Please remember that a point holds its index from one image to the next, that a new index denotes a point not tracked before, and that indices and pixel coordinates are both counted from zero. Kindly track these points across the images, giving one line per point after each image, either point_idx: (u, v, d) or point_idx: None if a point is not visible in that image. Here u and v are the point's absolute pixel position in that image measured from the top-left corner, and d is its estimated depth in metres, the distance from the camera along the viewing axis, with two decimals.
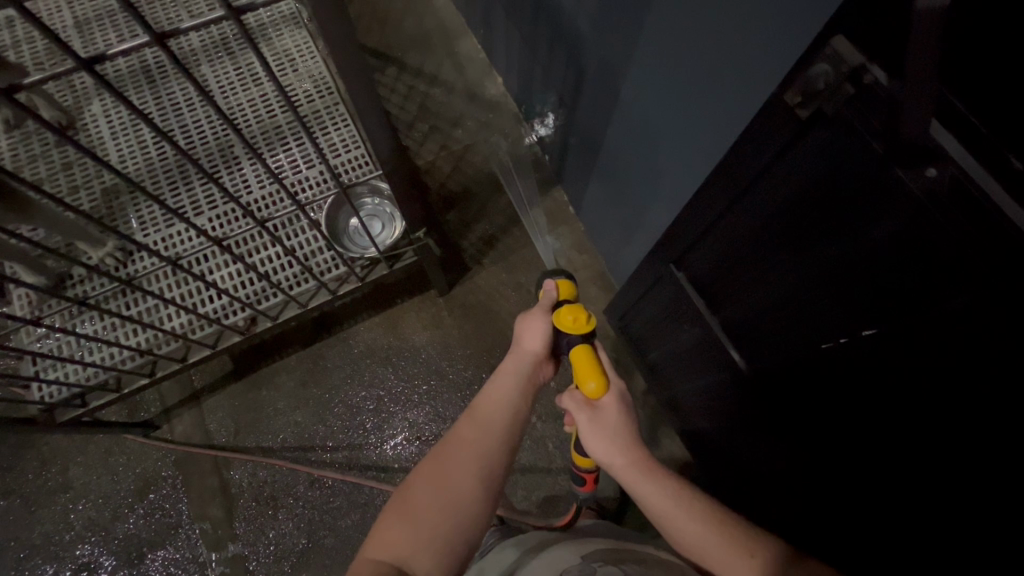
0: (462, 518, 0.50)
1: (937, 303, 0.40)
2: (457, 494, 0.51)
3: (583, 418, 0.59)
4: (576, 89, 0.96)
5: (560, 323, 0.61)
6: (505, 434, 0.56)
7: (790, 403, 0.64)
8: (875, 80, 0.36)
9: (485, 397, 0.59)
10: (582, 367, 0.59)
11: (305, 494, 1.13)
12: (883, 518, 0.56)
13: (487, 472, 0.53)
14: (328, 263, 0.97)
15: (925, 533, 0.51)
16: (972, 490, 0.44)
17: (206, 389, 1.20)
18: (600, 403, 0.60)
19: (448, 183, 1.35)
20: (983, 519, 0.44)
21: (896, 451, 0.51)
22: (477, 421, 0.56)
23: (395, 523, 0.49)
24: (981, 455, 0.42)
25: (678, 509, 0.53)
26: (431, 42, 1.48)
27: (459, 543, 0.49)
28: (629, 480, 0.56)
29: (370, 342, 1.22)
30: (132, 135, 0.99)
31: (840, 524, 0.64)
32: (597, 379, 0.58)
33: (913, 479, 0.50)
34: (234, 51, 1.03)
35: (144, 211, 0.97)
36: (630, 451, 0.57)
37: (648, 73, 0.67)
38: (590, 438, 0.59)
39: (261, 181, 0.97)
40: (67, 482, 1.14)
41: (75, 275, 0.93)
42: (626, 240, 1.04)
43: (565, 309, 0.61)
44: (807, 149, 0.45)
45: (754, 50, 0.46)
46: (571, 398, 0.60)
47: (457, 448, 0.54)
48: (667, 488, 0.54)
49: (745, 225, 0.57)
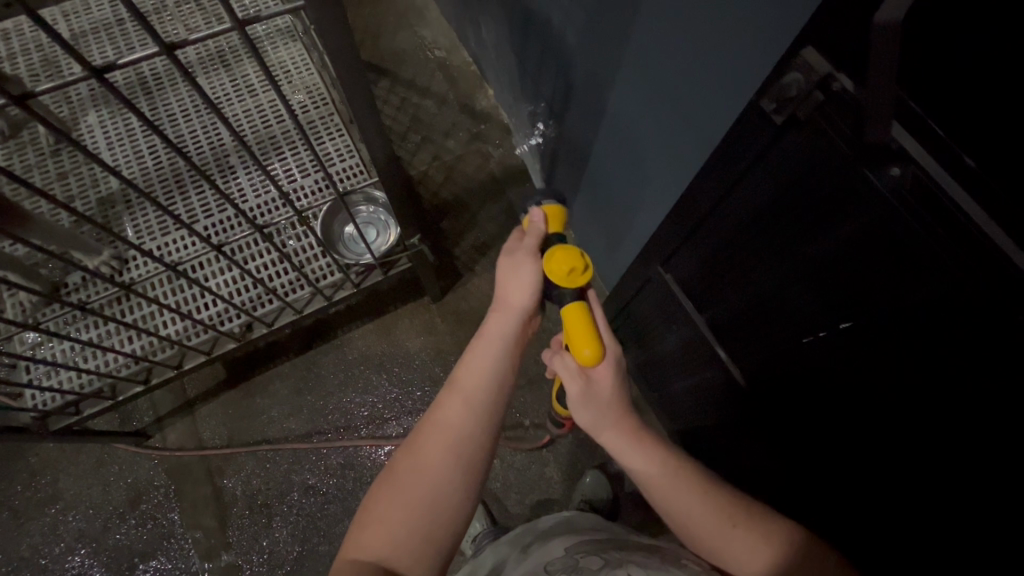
0: (446, 506, 0.52)
1: (906, 294, 0.43)
2: (440, 483, 0.53)
3: (575, 386, 0.59)
4: (564, 99, 0.99)
5: (552, 272, 0.58)
6: (490, 414, 0.57)
7: (776, 393, 0.67)
8: (843, 87, 0.39)
9: (465, 370, 0.59)
10: (577, 330, 0.58)
11: (299, 502, 1.13)
12: (866, 491, 0.58)
13: (467, 453, 0.54)
14: (324, 270, 0.99)
15: (907, 503, 0.53)
16: (948, 461, 0.46)
17: (198, 398, 1.20)
18: (594, 373, 0.59)
19: (441, 192, 1.38)
20: (961, 490, 0.46)
21: (873, 427, 0.53)
22: (460, 397, 0.57)
23: (380, 517, 0.52)
24: (957, 426, 0.44)
25: (666, 481, 0.55)
26: (423, 56, 1.51)
27: (446, 532, 0.52)
28: (618, 450, 0.58)
29: (365, 348, 1.23)
30: (128, 144, 1.01)
31: (826, 506, 0.66)
32: (592, 346, 0.57)
33: (890, 451, 0.52)
34: (230, 63, 1.05)
35: (139, 218, 0.98)
36: (617, 423, 0.58)
37: (632, 83, 0.70)
38: (580, 406, 0.60)
39: (257, 188, 0.99)
40: (57, 493, 1.13)
41: (71, 282, 0.94)
42: (614, 245, 1.06)
43: (559, 256, 0.58)
44: (782, 153, 0.48)
45: (730, 66, 0.49)
46: (562, 363, 0.59)
47: (440, 432, 0.55)
48: (654, 458, 0.56)
49: (727, 227, 0.60)
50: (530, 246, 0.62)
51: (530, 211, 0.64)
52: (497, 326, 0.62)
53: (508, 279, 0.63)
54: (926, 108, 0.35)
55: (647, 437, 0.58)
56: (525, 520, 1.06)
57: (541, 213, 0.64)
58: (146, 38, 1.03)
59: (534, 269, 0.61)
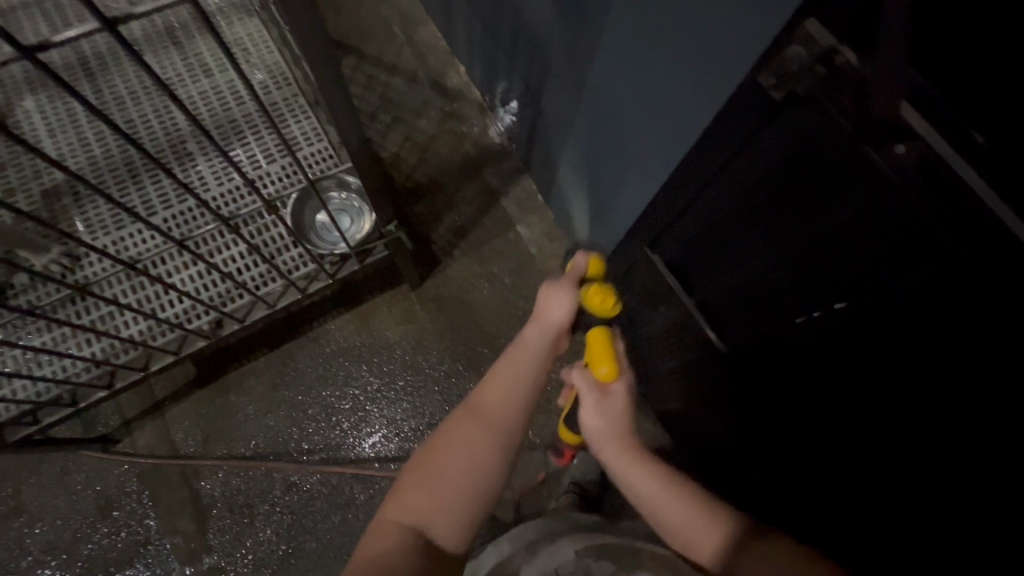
0: (482, 484, 0.55)
1: (904, 272, 0.43)
2: (484, 458, 0.56)
3: (591, 398, 0.68)
4: (542, 76, 0.95)
5: (591, 304, 0.73)
6: (526, 405, 0.62)
7: (769, 375, 0.68)
8: (846, 61, 0.38)
9: (509, 366, 0.65)
10: (597, 350, 0.70)
11: (282, 499, 1.10)
12: (855, 488, 0.63)
13: (506, 433, 0.59)
14: (297, 261, 0.94)
15: (892, 493, 0.57)
16: (944, 444, 0.47)
17: (168, 398, 1.15)
18: (609, 390, 0.68)
19: (415, 175, 1.33)
20: (953, 470, 0.48)
21: (859, 429, 0.57)
22: (504, 387, 0.62)
23: (418, 490, 0.54)
24: (952, 425, 0.46)
25: (667, 494, 0.58)
26: (389, 31, 1.44)
27: (476, 507, 0.54)
28: (620, 466, 0.62)
29: (343, 340, 1.19)
30: (71, 131, 0.93)
31: (817, 496, 0.70)
32: (608, 365, 0.69)
33: (869, 437, 0.57)
34: (181, 40, 0.97)
35: (90, 212, 0.91)
36: (624, 441, 0.63)
37: (616, 58, 0.67)
38: (592, 419, 0.66)
39: (218, 176, 0.93)
40: (20, 505, 1.07)
41: (17, 283, 0.87)
42: (595, 227, 1.05)
43: (597, 292, 0.74)
44: (778, 130, 0.46)
45: None
46: (582, 377, 0.69)
47: (484, 412, 0.60)
48: (656, 471, 0.60)
49: (718, 206, 0.59)
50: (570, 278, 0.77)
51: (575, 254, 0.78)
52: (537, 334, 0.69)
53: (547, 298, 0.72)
54: (935, 84, 0.34)
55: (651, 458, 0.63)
56: (514, 505, 1.06)
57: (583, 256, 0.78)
58: (84, 13, 0.94)
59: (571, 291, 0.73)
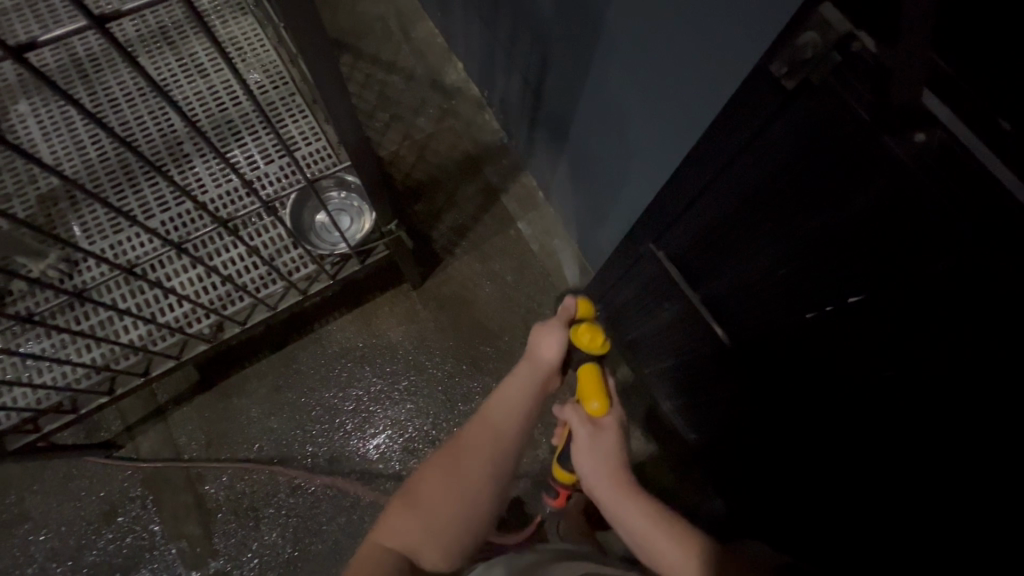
0: (473, 511, 0.58)
1: (921, 266, 0.41)
2: (473, 486, 0.60)
3: (584, 432, 0.70)
4: (542, 70, 0.94)
5: (577, 340, 0.72)
6: (518, 431, 0.66)
7: (773, 374, 0.67)
8: (863, 47, 0.37)
9: (503, 394, 0.68)
10: (587, 385, 0.72)
11: (287, 502, 1.09)
12: (852, 493, 0.62)
13: (500, 460, 0.63)
14: (297, 262, 0.93)
15: (887, 501, 0.56)
16: (944, 439, 0.47)
17: (171, 403, 1.14)
18: (601, 426, 0.71)
19: (415, 173, 1.32)
20: (950, 466, 0.47)
21: (881, 439, 0.54)
22: (497, 415, 0.66)
23: (410, 516, 0.56)
24: (963, 435, 0.45)
25: (654, 526, 0.59)
26: (386, 28, 1.42)
27: (467, 532, 0.57)
28: (609, 504, 0.64)
29: (345, 341, 1.19)
30: (65, 134, 0.92)
31: (813, 503, 0.68)
32: (599, 400, 0.71)
33: (880, 450, 0.55)
34: (175, 39, 0.96)
35: (87, 216, 0.90)
36: (614, 478, 0.66)
37: (620, 52, 0.66)
38: (583, 452, 0.69)
39: (216, 178, 0.92)
40: (24, 513, 1.06)
41: (15, 290, 0.86)
42: (598, 222, 1.04)
43: (584, 328, 0.73)
44: (789, 122, 0.46)
45: (731, 31, 0.46)
46: (574, 411, 0.72)
47: (477, 440, 0.63)
48: (643, 509, 0.62)
49: (726, 197, 0.58)
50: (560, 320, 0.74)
51: (564, 299, 0.77)
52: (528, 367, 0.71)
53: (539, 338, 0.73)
54: (957, 68, 0.34)
55: (642, 493, 0.65)
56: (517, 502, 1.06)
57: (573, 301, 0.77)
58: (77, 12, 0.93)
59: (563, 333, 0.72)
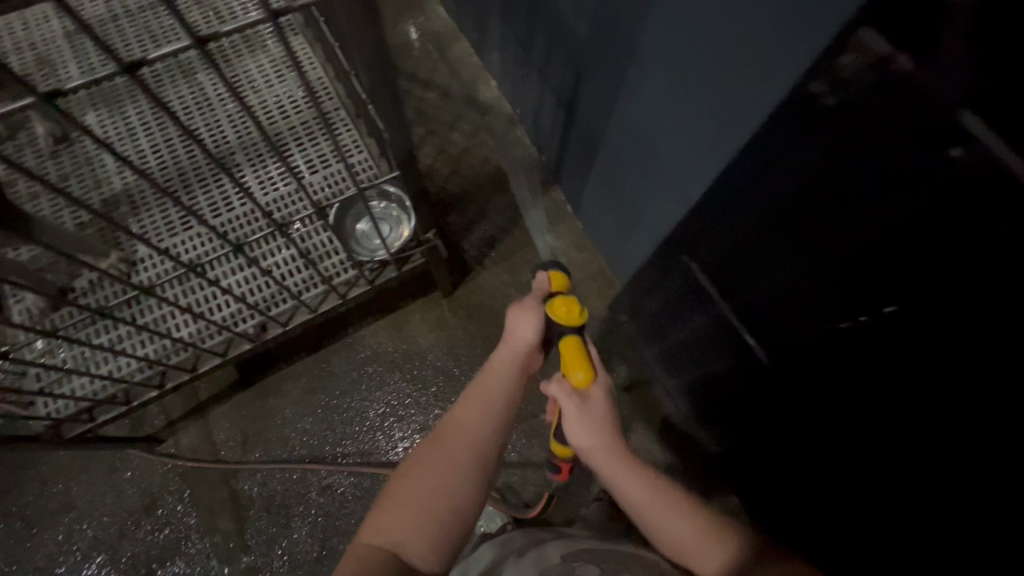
0: (460, 504, 0.57)
1: (943, 274, 0.44)
2: (459, 478, 0.59)
3: (571, 406, 0.66)
4: (576, 88, 0.98)
5: (555, 313, 0.71)
6: (499, 423, 0.65)
7: (800, 377, 0.68)
8: (902, 67, 0.39)
9: (482, 388, 0.68)
10: (570, 357, 0.68)
11: (317, 501, 1.12)
12: (871, 489, 0.65)
13: (484, 452, 0.62)
14: (338, 267, 0.98)
15: (911, 483, 0.58)
16: (953, 412, 0.49)
17: (211, 400, 1.18)
18: (588, 395, 0.67)
19: (448, 186, 1.36)
20: (960, 440, 0.49)
21: (898, 436, 0.57)
22: (476, 408, 0.65)
23: (396, 514, 0.55)
24: (970, 431, 0.48)
25: (653, 501, 0.61)
26: (424, 48, 1.49)
27: (457, 526, 0.56)
28: (611, 474, 0.63)
29: (377, 346, 1.22)
30: (130, 143, 1.01)
31: (843, 487, 0.70)
32: (584, 369, 0.67)
33: (896, 445, 0.58)
34: (233, 58, 1.06)
35: (146, 220, 0.98)
36: (609, 447, 0.64)
37: (652, 75, 0.70)
38: (575, 424, 0.66)
39: (266, 187, 1.01)
40: (70, 501, 1.11)
41: (79, 286, 0.94)
42: (626, 235, 1.07)
43: (559, 299, 0.71)
44: (824, 139, 0.48)
45: (759, 55, 0.50)
46: (559, 386, 0.68)
47: (460, 433, 0.63)
48: (644, 480, 0.62)
49: (761, 210, 0.60)
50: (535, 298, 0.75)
51: (537, 275, 0.78)
52: (505, 354, 0.71)
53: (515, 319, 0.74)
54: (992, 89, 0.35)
55: (641, 466, 0.64)
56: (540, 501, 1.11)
57: (546, 275, 0.78)
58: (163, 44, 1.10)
59: (539, 311, 0.73)
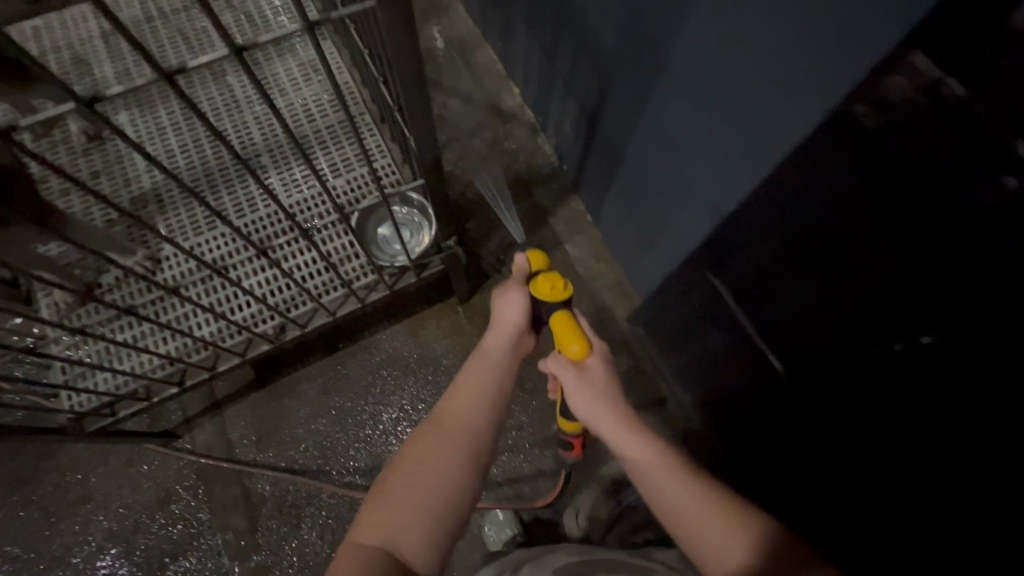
0: (453, 493, 0.58)
1: (990, 314, 0.43)
2: (451, 469, 0.59)
3: (571, 378, 0.66)
4: (601, 99, 0.97)
5: (540, 291, 0.69)
6: (489, 410, 0.65)
7: (824, 386, 0.67)
8: (953, 92, 0.38)
9: (472, 375, 0.68)
10: (564, 331, 0.67)
11: (329, 503, 1.12)
12: (886, 478, 0.62)
13: (473, 440, 0.62)
14: (359, 271, 0.98)
15: (930, 461, 0.55)
16: (973, 392, 0.47)
17: (227, 399, 1.19)
18: (588, 364, 0.67)
19: (468, 192, 1.37)
20: (980, 423, 0.47)
21: (915, 422, 0.55)
22: (466, 396, 0.66)
23: (387, 510, 0.56)
24: (989, 413, 0.46)
25: (660, 465, 0.59)
26: (448, 54, 1.50)
27: (451, 514, 0.57)
28: (618, 440, 0.62)
29: (393, 350, 1.22)
30: (159, 142, 1.03)
31: (864, 487, 0.66)
32: (579, 342, 0.66)
33: (913, 433, 0.56)
34: (262, 61, 1.08)
35: (172, 218, 1.00)
36: (615, 410, 0.64)
37: (684, 87, 0.69)
38: (579, 396, 0.65)
39: (290, 189, 1.01)
40: (88, 493, 1.13)
41: (104, 282, 0.96)
42: (646, 247, 1.06)
43: (543, 278, 0.70)
44: (865, 164, 0.47)
45: (804, 72, 0.49)
46: (556, 360, 0.68)
47: (450, 423, 0.63)
48: (651, 447, 0.61)
49: (791, 230, 0.60)
50: (516, 279, 0.73)
51: (514, 257, 0.73)
52: (494, 340, 0.71)
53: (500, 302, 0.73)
54: None
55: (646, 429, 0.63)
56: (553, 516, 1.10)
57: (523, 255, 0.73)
58: (195, 48, 1.12)
59: (521, 291, 0.72)
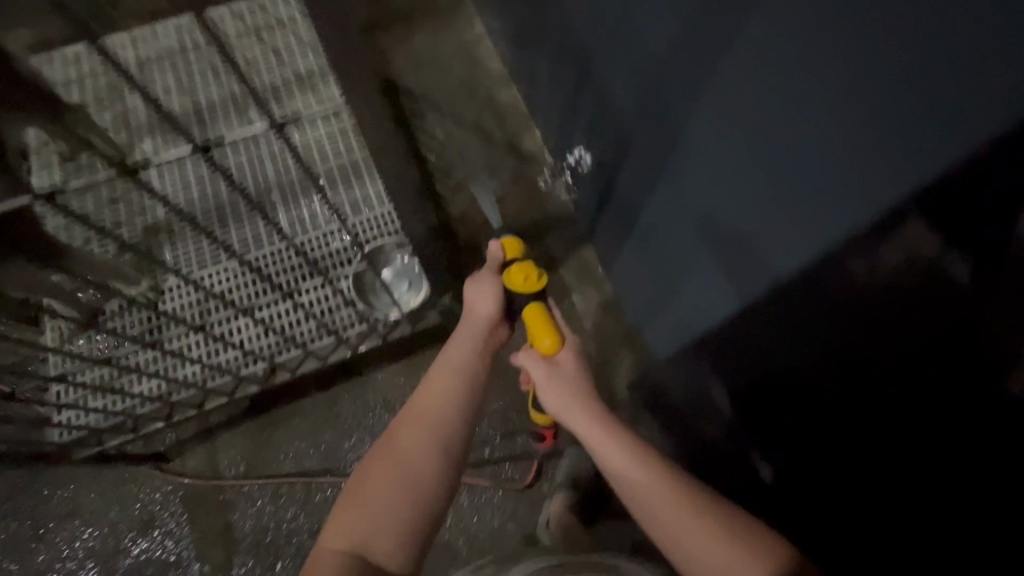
0: (423, 490, 0.58)
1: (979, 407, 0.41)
2: (422, 469, 0.59)
3: (541, 372, 0.69)
4: (619, 159, 0.94)
5: (513, 282, 0.72)
6: (460, 401, 0.64)
7: (800, 420, 0.67)
8: (1020, 248, 0.34)
9: (442, 367, 0.67)
10: (536, 325, 0.70)
11: (307, 544, 1.11)
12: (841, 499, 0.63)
13: (445, 435, 0.61)
14: (351, 319, 1.00)
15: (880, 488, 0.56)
16: (916, 410, 0.47)
17: (221, 424, 1.18)
18: (556, 358, 0.70)
19: (480, 234, 1.35)
20: (927, 452, 0.48)
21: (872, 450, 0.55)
22: (437, 391, 0.64)
23: (356, 513, 0.56)
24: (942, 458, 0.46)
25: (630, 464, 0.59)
26: (473, 91, 1.49)
27: (425, 510, 0.58)
28: (588, 433, 0.64)
29: (388, 391, 1.21)
30: (177, 172, 1.05)
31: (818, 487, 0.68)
32: (551, 337, 0.69)
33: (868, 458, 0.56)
34: (283, 97, 1.11)
35: (179, 248, 1.01)
36: (585, 403, 0.66)
37: (711, 169, 0.66)
38: (551, 389, 0.68)
39: (296, 229, 1.03)
40: (76, 509, 1.14)
41: (108, 309, 0.97)
42: (660, 306, 1.02)
43: (518, 267, 0.72)
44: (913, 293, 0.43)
45: (855, 182, 0.46)
46: (528, 355, 0.71)
47: (421, 417, 0.62)
48: (625, 445, 0.61)
49: (823, 332, 0.55)
50: (489, 270, 0.74)
51: (489, 243, 0.75)
52: (468, 331, 0.71)
53: (475, 293, 0.74)
54: None
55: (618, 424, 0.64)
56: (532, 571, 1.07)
57: (499, 244, 0.75)
58: (220, 80, 1.14)
59: (495, 283, 0.73)
